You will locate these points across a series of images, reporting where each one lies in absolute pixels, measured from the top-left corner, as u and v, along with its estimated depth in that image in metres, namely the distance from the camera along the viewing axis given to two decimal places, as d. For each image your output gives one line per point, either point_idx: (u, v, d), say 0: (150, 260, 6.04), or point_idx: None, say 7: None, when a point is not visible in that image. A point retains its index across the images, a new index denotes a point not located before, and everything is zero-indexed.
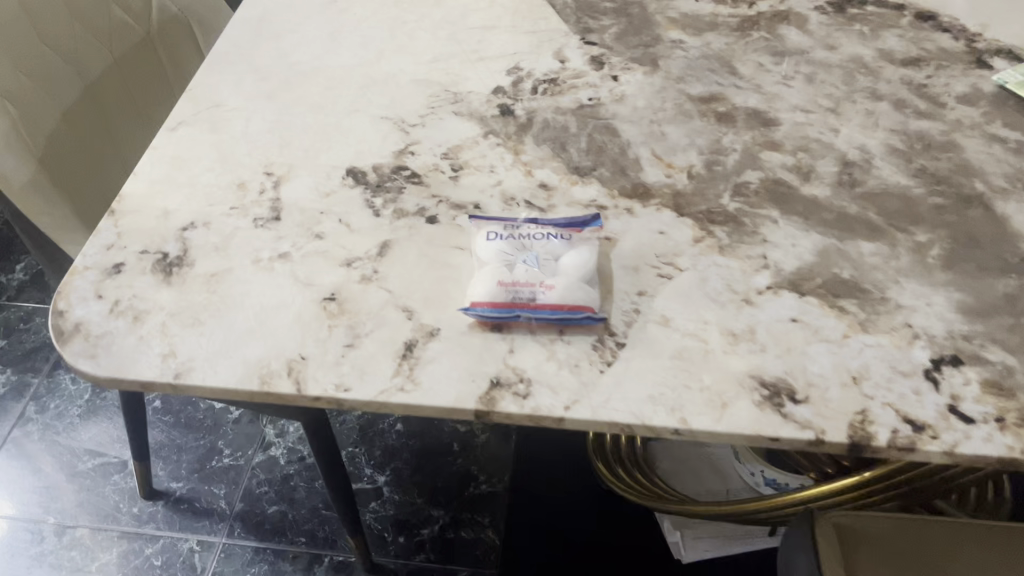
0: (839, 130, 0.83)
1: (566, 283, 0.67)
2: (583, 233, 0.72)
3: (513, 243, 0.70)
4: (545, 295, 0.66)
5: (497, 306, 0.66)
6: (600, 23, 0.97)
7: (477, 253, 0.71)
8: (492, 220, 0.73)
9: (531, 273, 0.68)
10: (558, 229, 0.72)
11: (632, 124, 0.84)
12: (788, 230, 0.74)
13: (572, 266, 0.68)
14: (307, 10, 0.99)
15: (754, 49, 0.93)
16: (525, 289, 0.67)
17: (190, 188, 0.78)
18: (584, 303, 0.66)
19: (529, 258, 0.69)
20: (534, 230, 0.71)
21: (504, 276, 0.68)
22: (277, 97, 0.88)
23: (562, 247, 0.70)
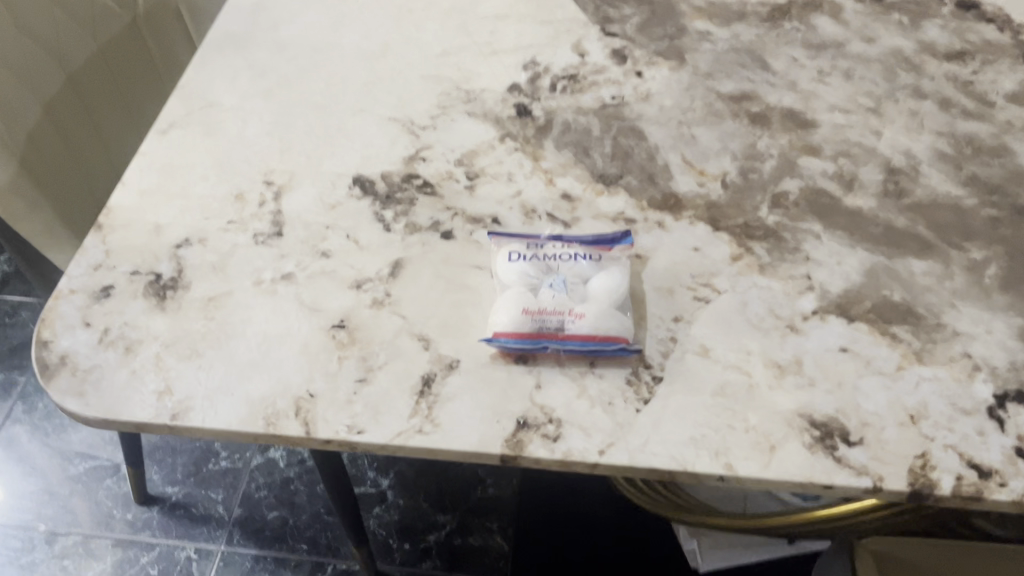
0: (882, 133, 0.77)
1: (597, 310, 0.61)
2: (613, 250, 0.66)
3: (537, 264, 0.65)
4: (575, 324, 0.61)
5: (522, 336, 0.60)
6: (621, 11, 0.90)
7: (498, 275, 0.65)
8: (513, 238, 0.67)
9: (558, 298, 0.62)
10: (586, 247, 0.66)
11: (659, 126, 0.78)
12: (833, 247, 0.68)
13: (603, 291, 0.63)
14: None
15: (787, 42, 0.86)
16: (553, 317, 0.61)
17: (184, 199, 0.72)
18: (618, 332, 0.60)
19: (555, 281, 0.63)
20: (559, 249, 0.66)
21: (529, 302, 0.62)
22: (276, 95, 0.82)
23: (591, 268, 0.64)
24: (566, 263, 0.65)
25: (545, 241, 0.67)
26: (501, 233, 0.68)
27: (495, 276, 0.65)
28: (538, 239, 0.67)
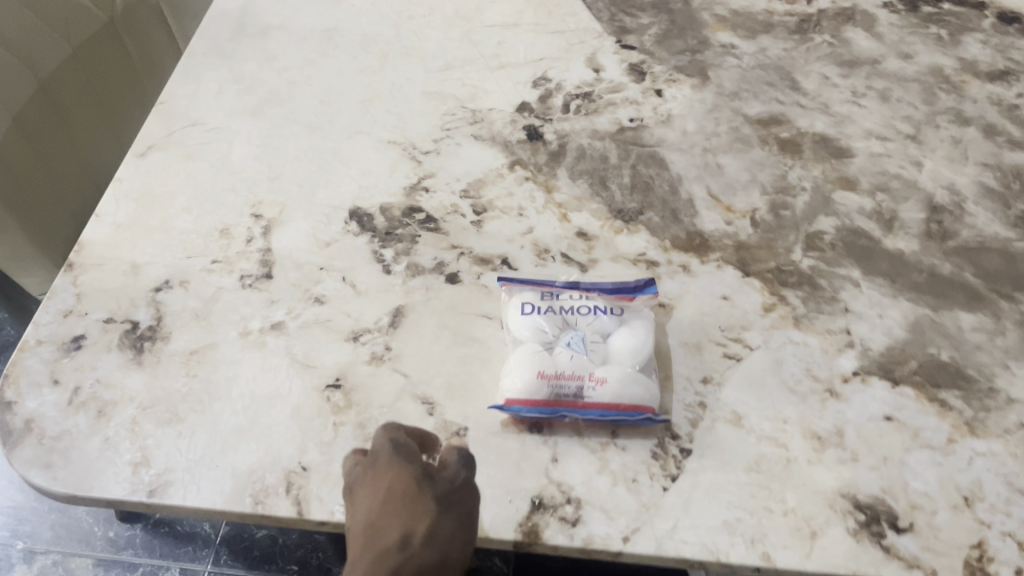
0: (923, 164, 0.71)
1: (620, 374, 0.56)
2: (636, 301, 0.61)
3: (553, 318, 0.59)
4: (595, 391, 0.55)
5: (537, 405, 0.55)
6: (638, 21, 0.84)
7: (510, 330, 0.59)
8: (525, 286, 0.62)
9: (576, 359, 0.57)
10: (605, 298, 0.61)
11: (681, 153, 0.72)
12: (874, 297, 0.63)
13: (626, 352, 0.57)
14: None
15: (817, 58, 0.80)
16: (571, 383, 0.56)
17: (164, 234, 0.66)
18: (644, 401, 0.55)
19: (573, 339, 0.57)
20: (577, 301, 0.60)
21: (544, 364, 0.56)
22: (266, 113, 0.75)
23: (612, 324, 0.59)
24: (584, 318, 0.59)
25: (561, 290, 0.61)
26: (511, 278, 0.63)
27: (506, 330, 0.60)
28: (552, 288, 0.62)
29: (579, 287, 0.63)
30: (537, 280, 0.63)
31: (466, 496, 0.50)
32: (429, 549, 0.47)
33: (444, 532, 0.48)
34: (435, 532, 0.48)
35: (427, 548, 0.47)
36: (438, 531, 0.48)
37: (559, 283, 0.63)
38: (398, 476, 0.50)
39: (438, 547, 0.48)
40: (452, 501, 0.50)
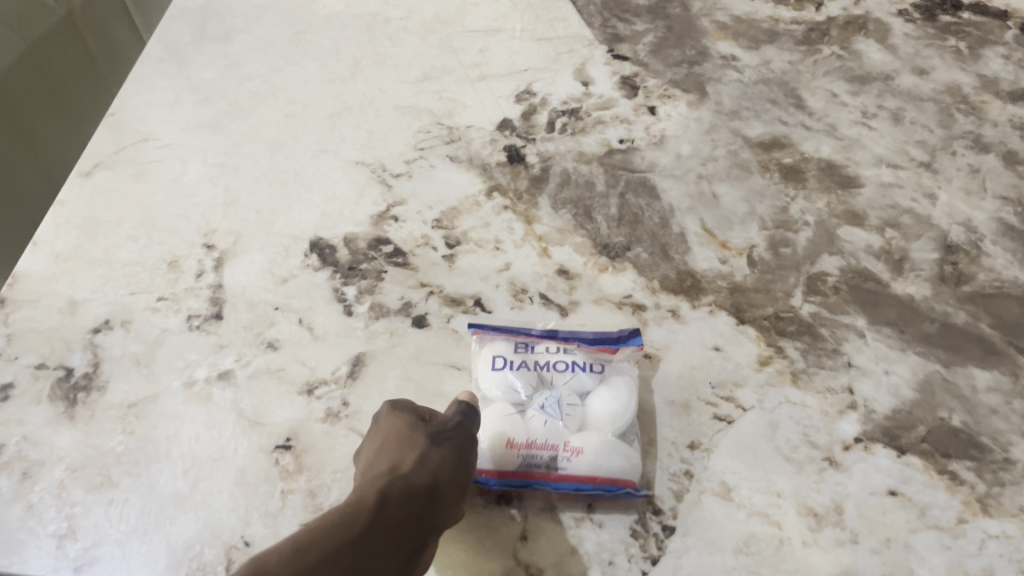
0: (937, 196, 0.65)
1: (598, 444, 0.51)
2: (618, 354, 0.56)
3: (526, 376, 0.54)
4: (569, 463, 0.50)
5: (506, 477, 0.51)
6: (632, 28, 0.77)
7: (478, 386, 0.54)
8: (496, 335, 0.56)
9: (550, 425, 0.51)
10: (584, 350, 0.56)
11: (674, 180, 0.66)
12: (880, 350, 0.57)
13: (605, 416, 0.52)
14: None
15: (825, 72, 0.74)
16: (543, 452, 0.51)
17: (107, 267, 0.60)
18: (623, 474, 0.50)
19: (547, 402, 0.52)
20: (553, 355, 0.55)
21: (515, 432, 0.51)
22: (223, 127, 0.69)
23: (591, 382, 0.53)
24: (561, 375, 0.54)
25: (536, 341, 0.56)
26: (482, 325, 0.57)
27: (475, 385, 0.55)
28: (527, 338, 0.57)
29: (557, 336, 0.58)
30: (511, 328, 0.58)
31: (465, 438, 0.50)
32: (421, 472, 0.47)
33: (436, 460, 0.47)
34: (426, 458, 0.47)
35: (419, 472, 0.47)
36: (431, 459, 0.47)
37: (535, 332, 0.58)
38: (397, 421, 0.50)
39: (429, 473, 0.47)
40: (451, 437, 0.49)
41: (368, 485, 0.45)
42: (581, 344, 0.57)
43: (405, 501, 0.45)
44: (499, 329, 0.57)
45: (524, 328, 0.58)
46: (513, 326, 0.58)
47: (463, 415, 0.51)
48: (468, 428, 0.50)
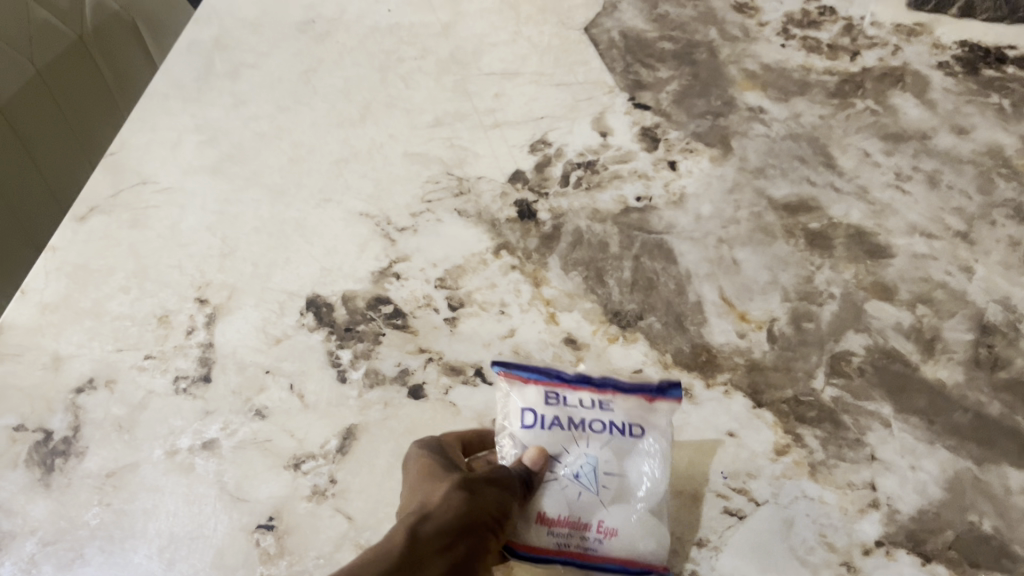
0: (973, 270, 0.61)
1: (635, 527, 0.48)
2: (655, 406, 0.51)
3: (558, 436, 0.50)
4: (603, 544, 0.48)
5: (536, 553, 0.48)
6: (656, 74, 0.74)
7: (508, 439, 0.50)
8: (524, 384, 0.51)
9: (582, 500, 0.48)
10: (622, 402, 0.51)
11: (693, 243, 0.63)
12: (906, 443, 0.53)
13: (642, 496, 0.49)
14: (276, 33, 0.77)
15: (858, 129, 0.70)
16: (577, 530, 0.48)
17: (95, 320, 0.58)
18: (655, 564, 0.48)
19: (582, 470, 0.49)
20: (587, 412, 0.50)
21: (546, 504, 0.48)
22: (225, 171, 0.67)
23: (627, 447, 0.49)
24: (596, 436, 0.50)
25: (567, 391, 0.51)
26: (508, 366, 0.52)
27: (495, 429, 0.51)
28: (557, 387, 0.51)
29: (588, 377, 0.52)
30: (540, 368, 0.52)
31: (504, 475, 0.46)
32: (450, 504, 0.44)
33: (468, 496, 0.44)
34: (456, 493, 0.44)
35: (446, 507, 0.43)
36: (460, 494, 0.44)
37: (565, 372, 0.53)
38: (433, 457, 0.48)
39: (457, 508, 0.43)
40: (488, 476, 0.46)
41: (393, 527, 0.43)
42: (615, 392, 0.52)
43: (428, 543, 0.42)
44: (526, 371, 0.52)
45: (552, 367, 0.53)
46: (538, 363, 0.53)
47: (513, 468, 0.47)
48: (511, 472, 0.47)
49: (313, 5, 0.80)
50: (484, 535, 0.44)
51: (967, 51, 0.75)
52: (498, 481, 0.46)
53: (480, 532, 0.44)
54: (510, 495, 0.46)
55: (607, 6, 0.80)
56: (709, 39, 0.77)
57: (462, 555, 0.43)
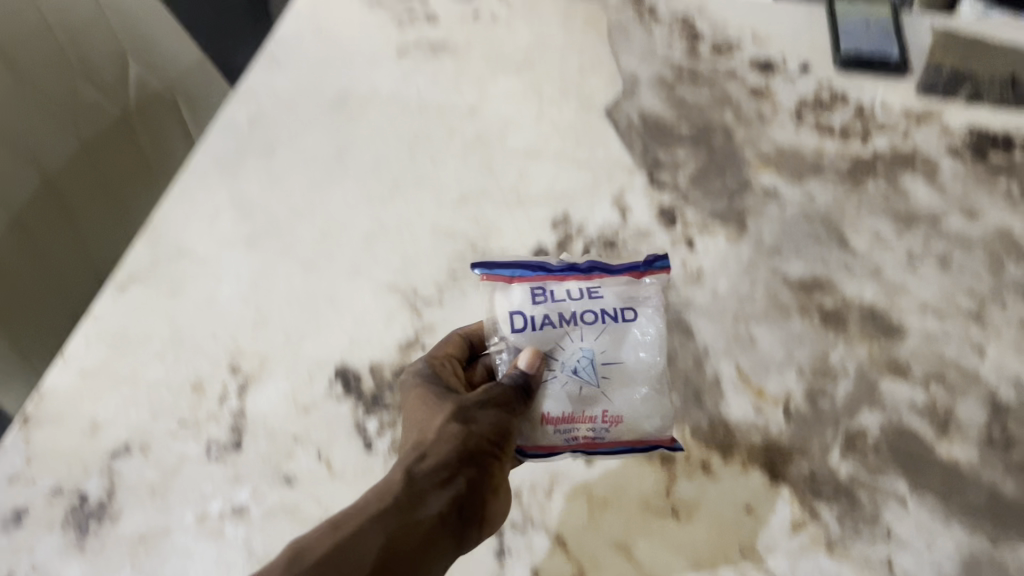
0: (985, 350, 0.63)
1: (638, 409, 0.52)
2: (642, 281, 0.54)
3: (551, 332, 0.52)
4: (608, 433, 0.52)
5: (546, 450, 0.52)
6: (674, 156, 0.77)
7: (503, 347, 0.52)
8: (512, 285, 0.54)
9: (584, 392, 0.51)
10: (610, 284, 0.54)
11: (710, 320, 0.65)
12: (922, 520, 0.54)
13: (641, 378, 0.52)
14: (310, 112, 0.81)
15: (870, 211, 0.72)
16: (579, 423, 0.52)
17: (131, 388, 0.60)
18: (657, 437, 0.53)
19: (580, 364, 0.52)
20: (577, 303, 0.52)
21: (547, 404, 0.51)
22: (260, 244, 0.69)
23: (620, 333, 0.52)
24: (588, 328, 0.52)
25: (554, 284, 0.53)
26: (491, 269, 0.55)
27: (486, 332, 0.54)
28: (543, 283, 0.53)
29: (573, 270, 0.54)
30: (524, 266, 0.55)
31: (497, 396, 0.49)
32: (445, 434, 0.47)
33: (462, 428, 0.47)
34: (451, 427, 0.47)
35: (443, 438, 0.47)
36: (455, 424, 0.47)
37: (552, 269, 0.54)
38: (429, 389, 0.51)
39: (453, 437, 0.47)
40: (481, 399, 0.49)
41: (392, 468, 0.46)
42: (603, 276, 0.54)
43: (427, 478, 0.45)
44: (509, 272, 0.54)
45: (536, 264, 0.55)
46: (520, 263, 0.55)
47: (509, 381, 0.50)
48: (505, 386, 0.49)
49: (346, 86, 0.84)
50: (483, 462, 0.47)
51: (975, 138, 0.78)
52: (491, 405, 0.49)
53: (478, 460, 0.47)
54: (505, 417, 0.49)
55: (626, 89, 0.83)
56: (724, 121, 0.80)
57: (463, 486, 0.46)
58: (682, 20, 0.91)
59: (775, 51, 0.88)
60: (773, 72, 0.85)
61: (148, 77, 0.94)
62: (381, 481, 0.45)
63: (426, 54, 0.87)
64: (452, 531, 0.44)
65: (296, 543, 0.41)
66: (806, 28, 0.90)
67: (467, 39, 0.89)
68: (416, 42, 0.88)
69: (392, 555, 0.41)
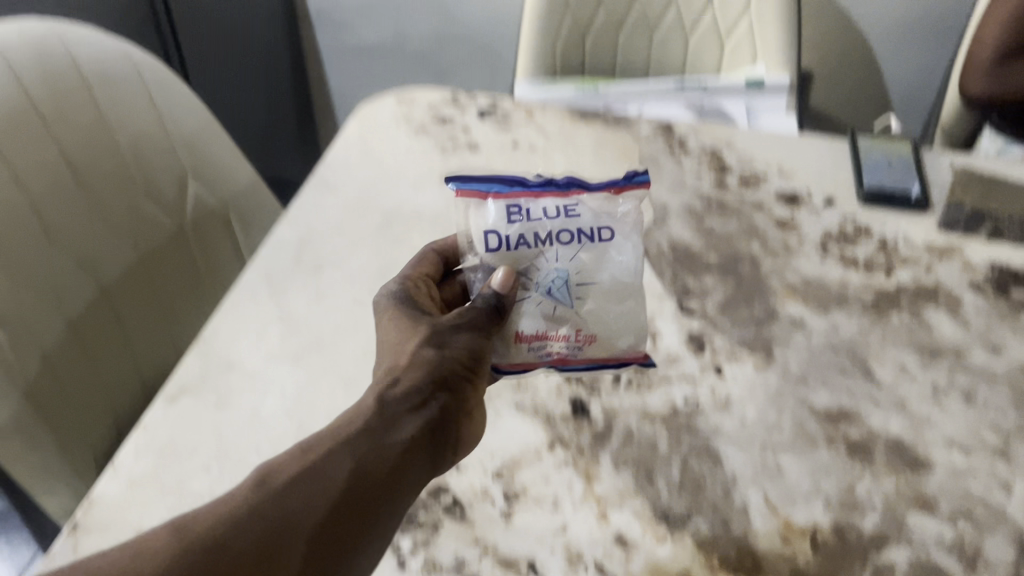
0: (1012, 487, 0.63)
1: (605, 330, 0.62)
2: (620, 197, 0.60)
3: (527, 252, 0.59)
4: (579, 352, 0.63)
5: (518, 364, 0.63)
6: (702, 283, 0.80)
7: (481, 260, 0.60)
8: (488, 202, 0.59)
9: (560, 310, 0.60)
10: (586, 201, 0.60)
11: (738, 447, 0.66)
12: None
13: (610, 295, 0.61)
14: (357, 233, 0.85)
15: (895, 343, 0.74)
16: (549, 340, 0.62)
17: (177, 498, 0.62)
18: (622, 353, 0.63)
19: (554, 284, 0.60)
20: (554, 223, 0.59)
21: (520, 325, 0.61)
22: (306, 360, 0.73)
23: (593, 251, 0.60)
24: (565, 248, 0.59)
25: (529, 200, 0.59)
26: (468, 185, 0.60)
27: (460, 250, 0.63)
28: (519, 199, 0.59)
29: (550, 186, 0.61)
30: (500, 181, 0.60)
31: (469, 321, 0.58)
32: (417, 361, 0.56)
33: (436, 351, 0.57)
34: (425, 351, 0.57)
35: (415, 367, 0.56)
36: (427, 349, 0.57)
37: (527, 183, 0.60)
38: (406, 312, 0.60)
39: (424, 362, 0.56)
40: (453, 324, 0.58)
41: (367, 394, 0.55)
42: (579, 192, 0.61)
43: (397, 404, 0.54)
44: (485, 186, 0.60)
45: (512, 178, 0.61)
46: (494, 178, 0.61)
47: (482, 302, 0.58)
48: (479, 305, 0.58)
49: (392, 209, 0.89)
50: (453, 384, 0.56)
51: (996, 274, 0.80)
52: (462, 329, 0.58)
53: (447, 383, 0.56)
54: (475, 339, 0.58)
55: (657, 218, 0.87)
56: (751, 251, 0.83)
57: (434, 407, 0.55)
58: (712, 154, 0.96)
59: (800, 184, 0.92)
60: (799, 204, 0.89)
61: (206, 194, 0.99)
62: (355, 409, 0.54)
63: None
64: (422, 447, 0.54)
65: (273, 465, 0.51)
66: (830, 164, 0.94)
67: (507, 168, 0.95)
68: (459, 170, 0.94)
69: (363, 470, 0.51)
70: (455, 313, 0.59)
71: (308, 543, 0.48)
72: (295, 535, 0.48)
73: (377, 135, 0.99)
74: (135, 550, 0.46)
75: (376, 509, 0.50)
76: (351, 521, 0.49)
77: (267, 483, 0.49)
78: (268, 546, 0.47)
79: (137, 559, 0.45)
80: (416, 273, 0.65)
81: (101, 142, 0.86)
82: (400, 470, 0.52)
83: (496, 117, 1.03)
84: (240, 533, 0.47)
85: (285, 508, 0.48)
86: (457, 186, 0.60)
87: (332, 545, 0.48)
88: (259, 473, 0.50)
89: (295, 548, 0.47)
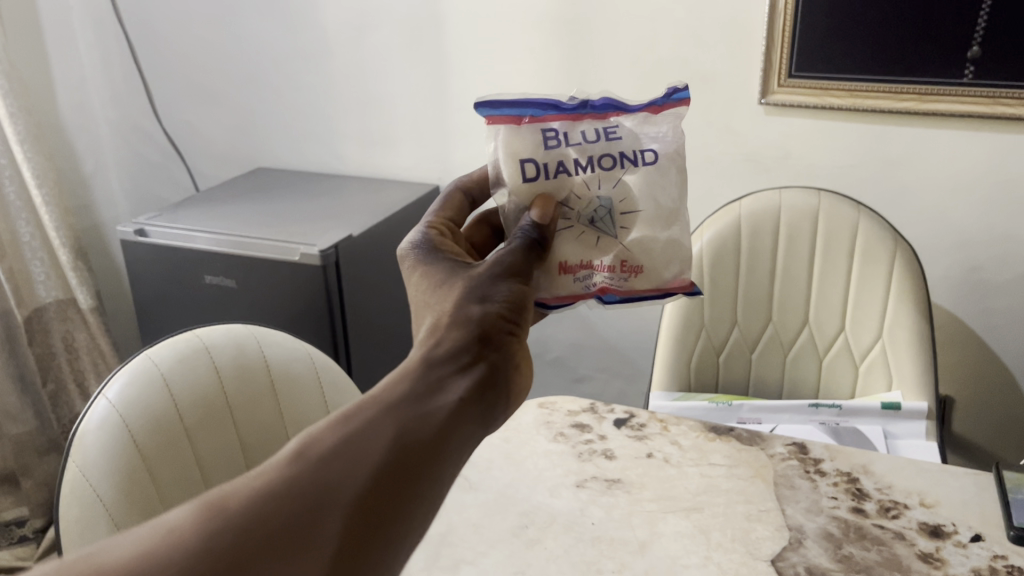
0: None
1: (649, 259, 0.70)
2: (660, 115, 0.68)
3: (564, 180, 0.67)
4: (623, 283, 0.71)
5: (567, 298, 0.70)
6: None
7: (517, 188, 0.67)
8: (525, 126, 0.66)
9: (603, 240, 0.69)
10: (624, 124, 0.67)
11: None
12: None
13: (652, 217, 0.69)
14: (495, 534, 0.89)
15: None
16: (588, 270, 0.70)
17: None
18: (666, 283, 0.71)
19: (597, 216, 0.68)
20: (595, 147, 0.66)
21: (563, 257, 0.69)
22: None
23: (632, 173, 0.67)
24: (602, 172, 0.67)
25: (566, 124, 0.66)
26: (500, 109, 0.66)
27: (492, 184, 0.70)
28: (556, 122, 0.66)
29: (587, 109, 0.67)
30: (534, 105, 0.66)
31: (505, 270, 0.62)
32: (462, 326, 0.57)
33: (478, 307, 0.58)
34: (467, 310, 0.58)
35: (460, 333, 0.57)
36: (475, 309, 0.58)
37: (562, 106, 0.67)
38: (429, 273, 0.63)
39: (474, 327, 0.57)
40: (492, 279, 0.61)
41: (412, 356, 0.55)
42: (616, 115, 0.68)
43: (442, 365, 0.55)
44: (519, 110, 0.66)
45: (545, 101, 0.67)
46: (526, 101, 0.66)
47: (521, 240, 0.64)
48: (516, 245, 0.63)
49: (529, 511, 0.92)
50: (498, 342, 0.58)
51: None
52: (499, 278, 0.61)
53: (491, 339, 0.57)
54: (514, 288, 0.61)
55: (793, 541, 0.87)
56: None
57: (481, 368, 0.56)
58: (848, 478, 0.96)
59: (945, 516, 0.90)
60: (943, 537, 0.87)
61: None
62: (399, 373, 0.54)
63: (603, 489, 0.96)
64: (472, 409, 0.54)
65: (310, 436, 0.49)
66: (975, 497, 0.92)
67: (642, 478, 0.98)
68: (594, 477, 0.98)
69: (406, 434, 0.50)
70: (492, 264, 0.62)
71: (354, 508, 0.46)
72: (339, 502, 0.46)
73: (519, 440, 1.05)
74: (162, 537, 0.43)
75: (425, 472, 0.49)
76: (396, 482, 0.48)
77: (307, 454, 0.48)
78: (311, 512, 0.45)
79: (164, 543, 0.43)
80: (438, 220, 0.70)
81: (274, 436, 1.00)
82: (448, 434, 0.51)
83: (632, 428, 1.08)
84: (280, 504, 0.45)
85: (327, 474, 0.47)
86: (490, 112, 0.66)
87: (377, 508, 0.47)
88: (295, 446, 0.49)
89: (336, 514, 0.45)
